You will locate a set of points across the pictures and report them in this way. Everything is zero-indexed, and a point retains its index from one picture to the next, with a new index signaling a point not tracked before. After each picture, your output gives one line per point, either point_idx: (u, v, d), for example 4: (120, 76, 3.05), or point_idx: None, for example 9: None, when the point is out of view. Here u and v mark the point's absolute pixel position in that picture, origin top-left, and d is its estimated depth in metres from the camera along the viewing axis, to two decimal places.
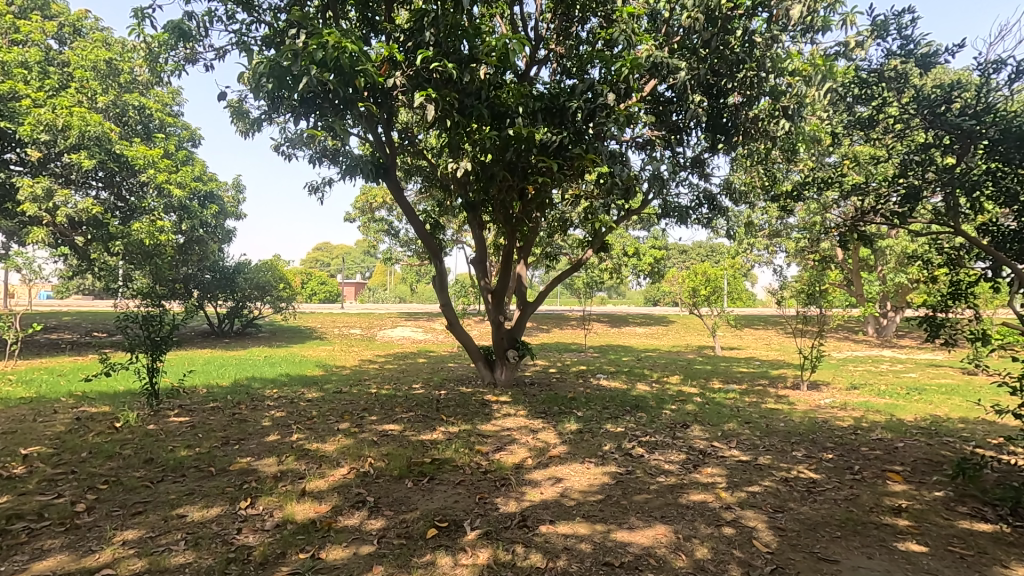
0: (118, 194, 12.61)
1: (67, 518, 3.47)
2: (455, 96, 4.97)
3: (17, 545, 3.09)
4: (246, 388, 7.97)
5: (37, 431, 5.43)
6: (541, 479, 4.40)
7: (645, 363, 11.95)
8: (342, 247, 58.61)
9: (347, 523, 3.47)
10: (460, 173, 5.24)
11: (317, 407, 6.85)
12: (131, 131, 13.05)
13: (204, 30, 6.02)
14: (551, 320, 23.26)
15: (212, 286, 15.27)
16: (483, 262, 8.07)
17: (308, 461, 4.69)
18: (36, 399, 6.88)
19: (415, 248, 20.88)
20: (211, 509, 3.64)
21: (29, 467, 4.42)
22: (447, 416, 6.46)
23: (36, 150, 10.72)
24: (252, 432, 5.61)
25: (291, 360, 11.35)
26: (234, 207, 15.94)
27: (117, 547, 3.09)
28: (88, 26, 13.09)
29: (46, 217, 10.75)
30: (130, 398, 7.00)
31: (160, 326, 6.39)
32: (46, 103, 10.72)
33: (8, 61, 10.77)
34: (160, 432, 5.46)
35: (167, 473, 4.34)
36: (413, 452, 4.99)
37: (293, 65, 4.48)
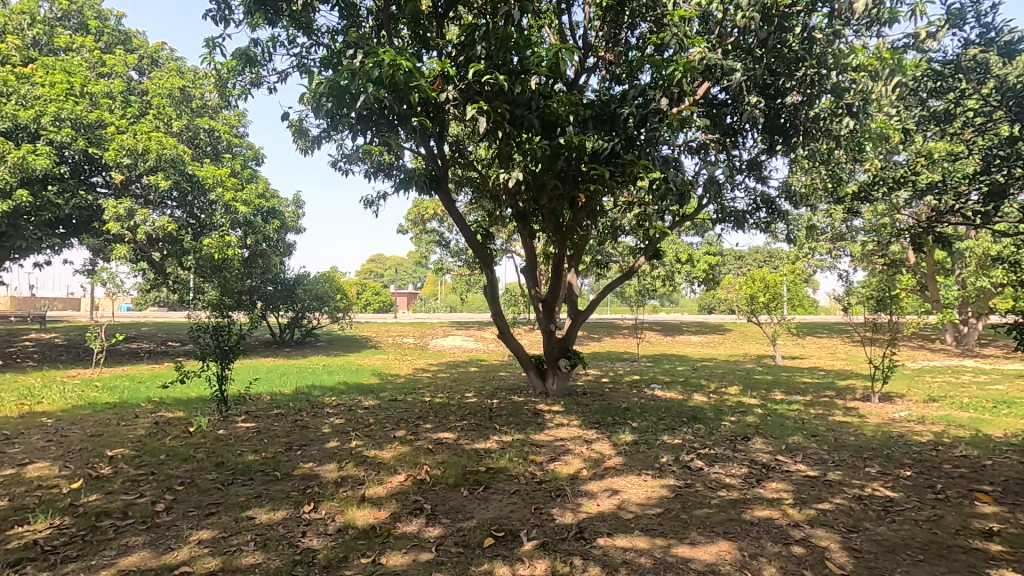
0: (190, 212, 13.33)
1: (149, 516, 3.69)
2: (506, 107, 5.02)
3: (106, 541, 3.31)
4: (307, 396, 8.27)
5: (121, 434, 5.83)
6: (598, 490, 4.34)
7: (701, 373, 11.61)
8: (394, 259, 60.60)
9: (406, 530, 3.53)
10: (512, 183, 5.29)
11: (374, 415, 7.02)
12: (202, 152, 13.93)
13: (268, 55, 6.43)
14: (602, 329, 22.97)
15: (275, 298, 15.97)
16: (533, 271, 8.04)
17: (367, 467, 4.81)
18: (119, 404, 7.39)
19: (465, 258, 21.18)
20: (277, 512, 3.79)
21: (115, 467, 4.74)
22: (501, 426, 6.47)
23: (119, 173, 11.61)
24: (313, 438, 5.81)
25: (348, 368, 11.70)
26: (294, 221, 16.77)
27: (193, 546, 3.25)
28: (165, 57, 14.36)
29: (127, 234, 11.60)
30: (201, 404, 7.42)
31: (228, 336, 6.80)
32: (128, 129, 11.73)
33: (96, 93, 11.81)
34: (229, 436, 5.75)
35: (236, 476, 4.56)
36: (468, 460, 5.03)
37: (350, 83, 4.68)
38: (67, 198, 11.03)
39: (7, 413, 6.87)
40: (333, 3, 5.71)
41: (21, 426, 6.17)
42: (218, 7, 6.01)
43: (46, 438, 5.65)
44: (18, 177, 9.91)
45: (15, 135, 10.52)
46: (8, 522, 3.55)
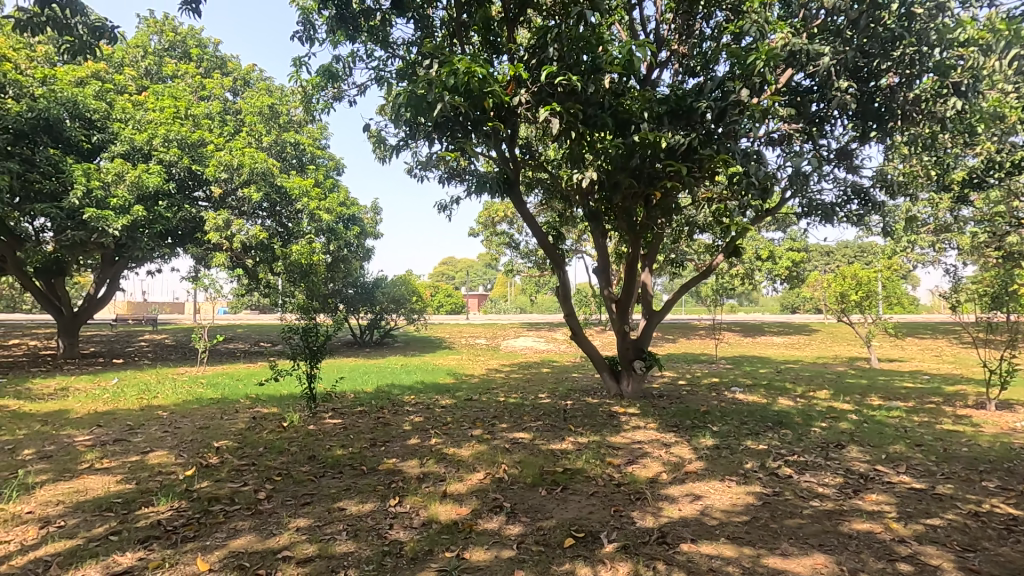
0: (279, 222, 14.25)
1: (253, 503, 4.00)
2: (578, 108, 5.04)
3: (218, 524, 3.62)
4: (388, 394, 8.62)
5: (224, 427, 6.35)
6: (679, 495, 4.22)
7: (786, 375, 11.00)
8: (465, 262, 62.00)
9: (487, 526, 3.60)
10: (585, 184, 5.26)
11: (452, 414, 7.21)
12: (289, 165, 14.88)
13: (349, 70, 6.79)
14: (678, 329, 22.30)
15: (355, 300, 16.79)
16: (606, 271, 7.95)
17: (447, 464, 4.96)
18: (222, 400, 8.04)
19: (536, 259, 21.24)
20: (365, 504, 3.98)
21: (221, 457, 5.17)
22: (576, 427, 6.43)
23: (218, 187, 12.68)
24: (395, 435, 6.06)
25: (424, 368, 12.07)
26: (372, 227, 17.58)
27: (293, 532, 3.49)
28: (255, 78, 15.55)
29: (225, 243, 12.60)
30: (293, 400, 7.93)
31: (316, 338, 7.22)
32: (225, 146, 12.81)
33: (199, 115, 13.04)
34: (319, 432, 6.11)
35: (327, 468, 4.84)
36: (544, 461, 5.05)
37: (427, 93, 4.83)
38: (175, 211, 12.15)
39: (129, 406, 7.65)
40: (409, 15, 5.92)
41: (142, 418, 6.86)
42: (304, 28, 6.40)
43: (163, 429, 6.25)
44: (135, 194, 11.05)
45: (132, 157, 11.72)
46: (136, 503, 3.97)
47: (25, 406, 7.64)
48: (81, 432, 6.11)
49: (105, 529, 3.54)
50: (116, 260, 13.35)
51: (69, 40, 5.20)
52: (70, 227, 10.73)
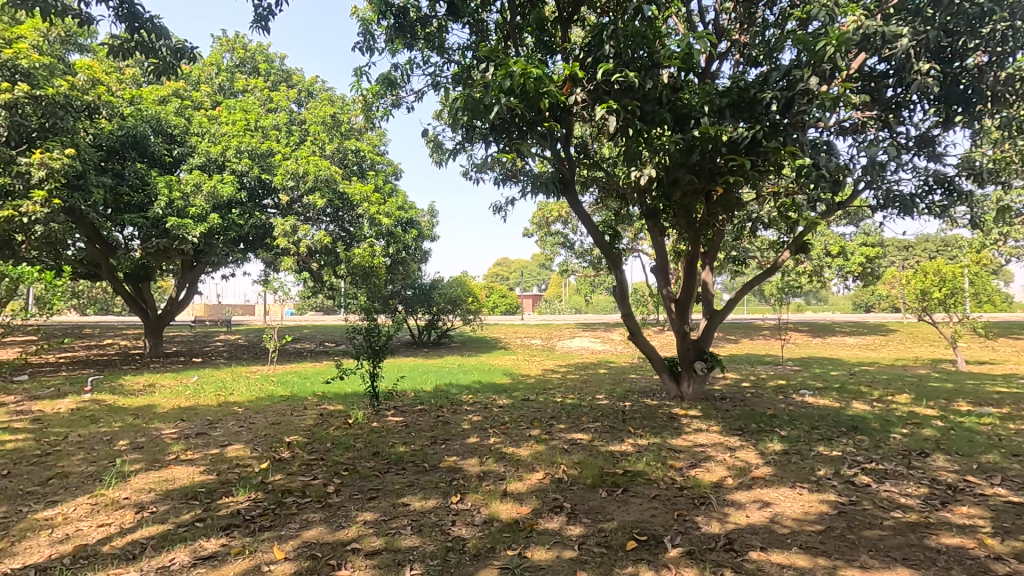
0: (341, 226, 14.80)
1: (322, 496, 4.18)
2: (636, 105, 4.96)
3: (291, 515, 3.81)
4: (446, 394, 8.79)
5: (294, 423, 6.67)
6: (746, 501, 4.07)
7: (860, 378, 10.37)
8: (519, 262, 62.29)
9: (548, 526, 3.61)
10: (643, 181, 5.17)
11: (509, 413, 7.26)
12: (351, 171, 15.43)
13: (406, 77, 6.97)
14: (740, 330, 21.48)
15: (414, 301, 17.22)
16: (665, 270, 7.77)
17: (506, 463, 5.00)
18: (291, 397, 8.45)
19: (591, 258, 21.03)
20: (428, 501, 4.07)
21: (292, 451, 5.43)
22: (635, 429, 6.33)
23: (285, 195, 13.31)
24: (455, 433, 6.17)
25: (481, 368, 12.22)
26: (429, 229, 17.98)
27: (360, 526, 3.62)
28: (318, 89, 16.24)
29: (292, 248, 13.22)
30: (356, 398, 8.22)
31: (378, 337, 7.42)
32: (291, 156, 13.42)
33: (267, 126, 13.76)
34: (382, 429, 6.31)
35: (391, 465, 4.99)
36: (604, 462, 5.00)
37: (484, 96, 4.89)
38: (247, 218, 12.87)
39: (209, 401, 8.17)
40: (464, 20, 6.02)
41: (220, 413, 7.32)
42: (364, 38, 6.63)
43: (239, 424, 6.64)
44: (211, 204, 11.77)
45: (208, 168, 12.51)
46: (218, 493, 4.23)
47: (118, 401, 8.29)
48: (168, 426, 6.58)
49: (191, 516, 3.79)
50: (194, 265, 14.26)
51: (154, 61, 5.62)
52: (154, 235, 11.47)
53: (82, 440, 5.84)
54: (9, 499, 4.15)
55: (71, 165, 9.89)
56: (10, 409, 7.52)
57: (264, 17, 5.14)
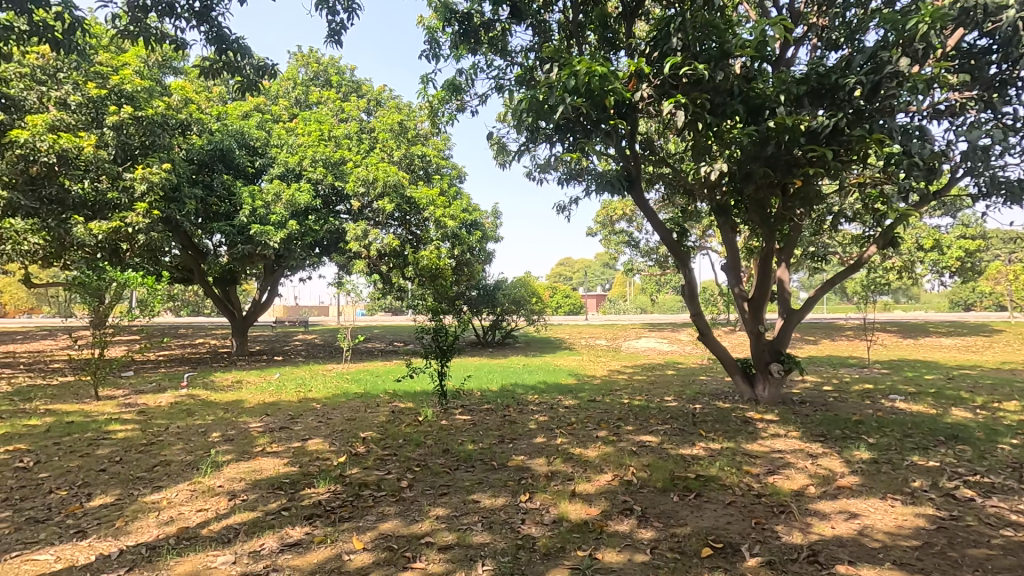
0: (409, 229, 15.25)
1: (396, 490, 4.33)
2: (706, 98, 4.80)
3: (368, 508, 3.97)
4: (512, 393, 8.87)
5: (368, 420, 6.96)
6: (831, 511, 3.84)
7: (960, 383, 9.52)
8: (583, 262, 61.93)
9: (619, 529, 3.56)
10: (714, 177, 4.99)
11: (576, 414, 7.22)
12: (417, 176, 15.91)
13: (471, 82, 7.09)
14: (820, 330, 20.27)
15: (479, 302, 17.49)
16: (737, 267, 7.46)
17: (574, 464, 4.98)
18: (365, 395, 8.81)
19: (657, 257, 20.54)
20: (497, 498, 4.13)
21: (367, 447, 5.66)
22: (707, 432, 6.13)
23: (357, 201, 13.88)
24: (521, 433, 6.21)
25: (546, 368, 12.22)
26: (493, 231, 18.20)
27: (433, 520, 3.72)
28: (386, 97, 16.86)
29: (363, 251, 13.76)
30: (426, 396, 8.46)
31: (445, 337, 7.68)
32: (362, 163, 14.00)
33: (339, 135, 14.43)
34: (450, 427, 6.46)
35: (460, 462, 5.09)
36: (675, 466, 4.87)
37: (548, 97, 4.89)
38: (322, 224, 13.53)
39: (290, 398, 8.67)
40: (527, 22, 6.05)
41: (301, 409, 7.75)
42: (430, 46, 6.81)
43: (317, 420, 6.99)
44: (289, 211, 12.47)
45: (286, 178, 13.26)
46: (301, 484, 4.49)
47: (211, 396, 8.97)
48: (255, 419, 7.05)
49: (278, 504, 4.04)
50: (275, 269, 15.14)
51: (239, 79, 6.03)
52: (239, 242, 12.38)
53: (181, 432, 6.35)
54: (122, 483, 4.58)
55: (168, 178, 10.80)
56: (120, 402, 8.30)
57: (337, 32, 5.39)
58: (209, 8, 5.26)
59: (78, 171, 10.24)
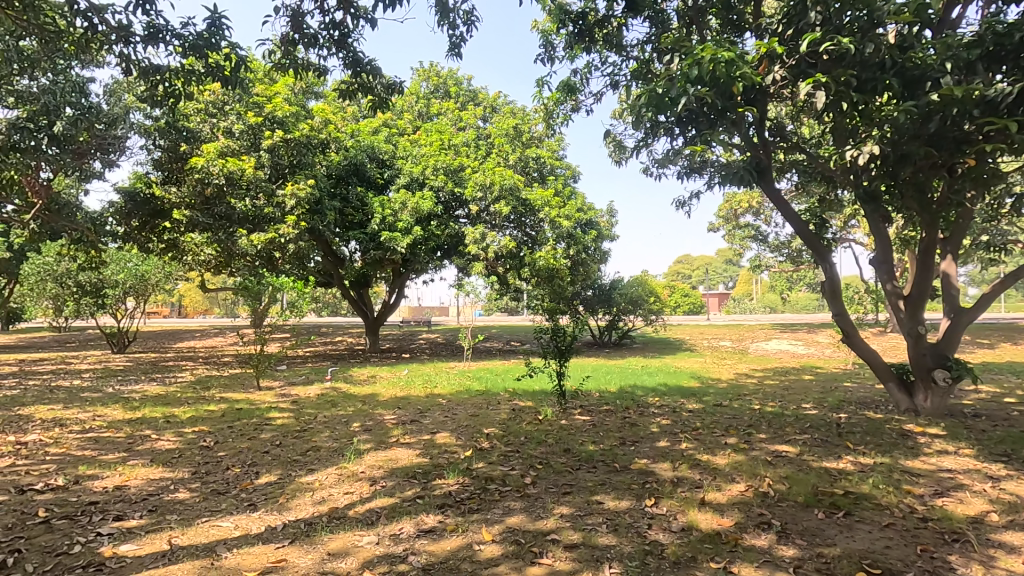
0: (524, 231, 15.49)
1: (521, 486, 4.43)
2: (851, 74, 4.34)
3: (494, 501, 4.11)
4: (632, 395, 8.68)
5: (491, 416, 7.20)
6: (1022, 545, 3.27)
7: None
8: (703, 259, 58.99)
9: (755, 543, 3.34)
10: (862, 161, 4.49)
11: (701, 419, 6.88)
12: (532, 178, 16.17)
13: (585, 81, 7.06)
14: (997, 332, 17.39)
15: (594, 301, 17.34)
16: (889, 262, 6.65)
17: (702, 471, 4.75)
18: (486, 392, 9.13)
19: (789, 251, 18.95)
20: (622, 501, 4.06)
21: (490, 442, 5.86)
22: (856, 445, 5.52)
23: (475, 205, 14.39)
24: (644, 436, 6.06)
25: (667, 370, 11.80)
26: (608, 229, 17.97)
27: (557, 518, 3.75)
28: (501, 103, 17.38)
29: (481, 253, 14.23)
30: (544, 395, 8.56)
31: (564, 337, 7.67)
32: (480, 168, 14.51)
33: (459, 143, 15.11)
34: (570, 426, 6.47)
35: (582, 462, 5.09)
36: (818, 480, 4.45)
37: (669, 90, 4.72)
38: (443, 229, 14.23)
39: (419, 393, 9.25)
40: (645, 15, 5.89)
41: (428, 404, 8.22)
42: (544, 49, 6.90)
43: (444, 414, 7.38)
44: (414, 217, 13.26)
45: (412, 187, 14.12)
46: (432, 474, 4.77)
47: (351, 389, 9.84)
48: (389, 412, 7.62)
49: (412, 492, 4.33)
50: (402, 272, 16.21)
51: (372, 97, 6.53)
52: (371, 248, 13.42)
53: (327, 421, 7.04)
54: (283, 464, 5.19)
55: (312, 193, 12.02)
56: (277, 392, 9.40)
57: (458, 45, 5.64)
58: (346, 35, 5.77)
59: (241, 191, 11.76)
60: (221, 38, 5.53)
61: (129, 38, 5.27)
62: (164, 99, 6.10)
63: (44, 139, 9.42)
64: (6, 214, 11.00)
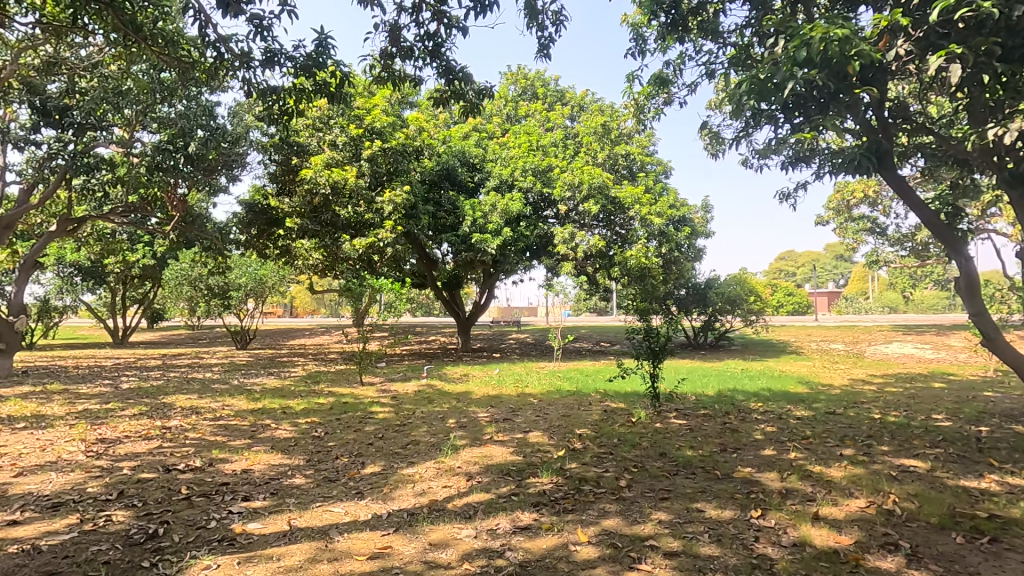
0: (614, 230, 15.17)
1: (616, 489, 4.36)
2: (994, 42, 3.83)
3: (590, 502, 4.07)
4: (732, 399, 8.24)
5: (583, 417, 7.14)
6: None
7: None
8: (809, 255, 54.83)
9: (880, 565, 3.04)
10: (1007, 139, 3.95)
11: (811, 427, 6.39)
12: (621, 175, 15.88)
13: (679, 72, 6.80)
14: None
15: (688, 301, 16.68)
16: None
17: (814, 483, 4.41)
18: (577, 392, 9.08)
19: (912, 245, 17.12)
20: (724, 510, 3.87)
21: (583, 443, 5.81)
22: (1002, 463, 4.86)
23: (564, 205, 14.34)
24: (746, 443, 5.73)
25: (770, 374, 11.08)
26: (702, 226, 17.23)
27: (656, 524, 3.65)
28: (589, 101, 17.24)
29: (570, 253, 14.12)
30: (637, 398, 8.36)
31: (657, 338, 7.41)
32: (568, 168, 14.45)
33: (546, 144, 15.14)
34: (666, 430, 6.27)
35: (680, 467, 4.90)
36: (955, 500, 3.97)
37: (773, 75, 4.43)
38: (532, 229, 14.31)
39: (511, 392, 9.39)
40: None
41: (520, 403, 8.32)
42: (635, 43, 6.73)
43: (536, 414, 7.44)
44: (504, 219, 13.44)
45: (501, 189, 14.34)
46: (526, 473, 4.81)
47: (445, 386, 10.19)
48: (482, 410, 7.79)
49: (507, 489, 4.40)
50: (492, 273, 16.55)
51: (463, 103, 6.72)
52: (462, 250, 13.78)
53: (424, 416, 7.34)
54: (386, 456, 5.48)
55: (408, 199, 12.57)
56: (378, 388, 9.95)
57: (546, 45, 5.65)
58: (440, 45, 5.97)
59: (345, 199, 12.56)
60: (327, 57, 5.97)
61: (250, 64, 5.80)
62: (279, 117, 6.65)
63: (181, 159, 10.64)
64: (151, 226, 12.54)
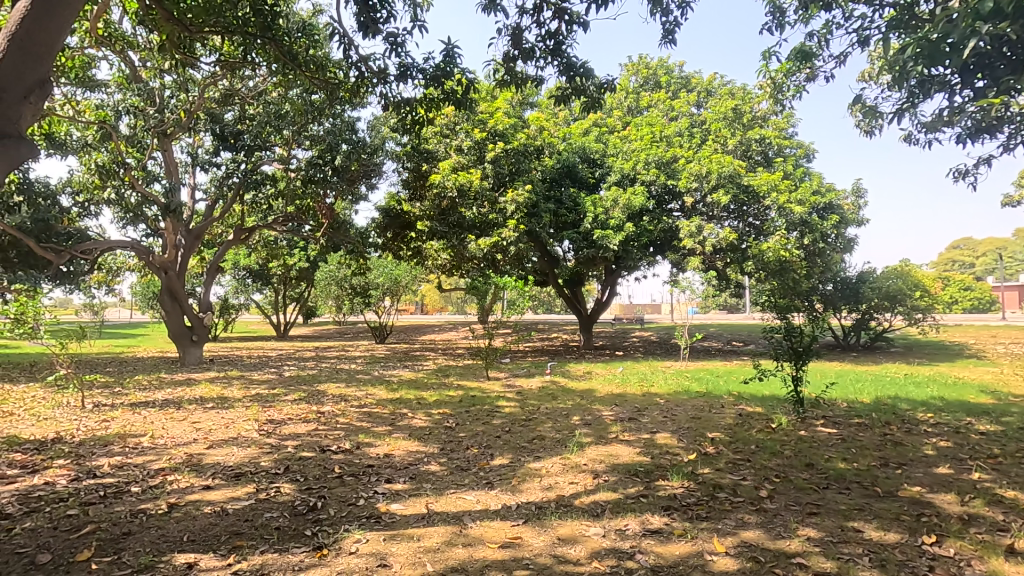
0: (747, 221, 14.21)
1: (756, 499, 4.06)
2: None
3: (726, 511, 3.83)
4: (892, 408, 7.28)
5: (715, 420, 6.75)
6: None
7: None
8: (992, 243, 46.66)
9: None
10: None
11: (1000, 444, 5.43)
12: (755, 162, 14.81)
13: (824, 43, 6.14)
14: None
15: (837, 297, 15.03)
16: None
17: (1007, 511, 3.74)
18: (708, 394, 8.59)
19: None
20: (888, 533, 3.42)
21: (716, 448, 5.49)
22: None
23: (689, 197, 13.63)
24: (914, 458, 5.01)
25: (941, 381, 9.60)
26: (853, 213, 15.46)
27: (804, 540, 3.34)
28: (717, 85, 16.28)
29: (698, 247, 13.26)
30: (777, 402, 7.70)
31: (801, 338, 6.77)
32: (695, 158, 13.75)
33: (671, 134, 14.48)
34: (812, 439, 5.70)
35: (831, 481, 4.43)
36: None
37: (950, 33, 3.82)
38: (656, 224, 13.77)
39: (635, 391, 9.15)
40: None
41: (646, 403, 8.08)
42: (772, 17, 6.19)
43: (663, 414, 7.19)
44: (626, 213, 13.08)
45: (623, 183, 13.98)
46: (655, 475, 4.65)
47: (568, 383, 10.22)
48: (606, 408, 7.69)
49: (636, 490, 4.30)
50: (615, 270, 16.28)
51: (584, 99, 6.67)
52: (584, 247, 13.66)
53: (549, 412, 7.42)
54: (513, 449, 5.62)
55: (529, 198, 12.78)
56: (503, 383, 10.25)
57: (671, 31, 5.41)
58: (561, 43, 5.98)
59: (471, 200, 13.08)
60: (454, 66, 6.27)
61: (386, 79, 6.28)
62: (412, 126, 7.10)
63: (329, 171, 11.75)
64: (305, 233, 14.08)
